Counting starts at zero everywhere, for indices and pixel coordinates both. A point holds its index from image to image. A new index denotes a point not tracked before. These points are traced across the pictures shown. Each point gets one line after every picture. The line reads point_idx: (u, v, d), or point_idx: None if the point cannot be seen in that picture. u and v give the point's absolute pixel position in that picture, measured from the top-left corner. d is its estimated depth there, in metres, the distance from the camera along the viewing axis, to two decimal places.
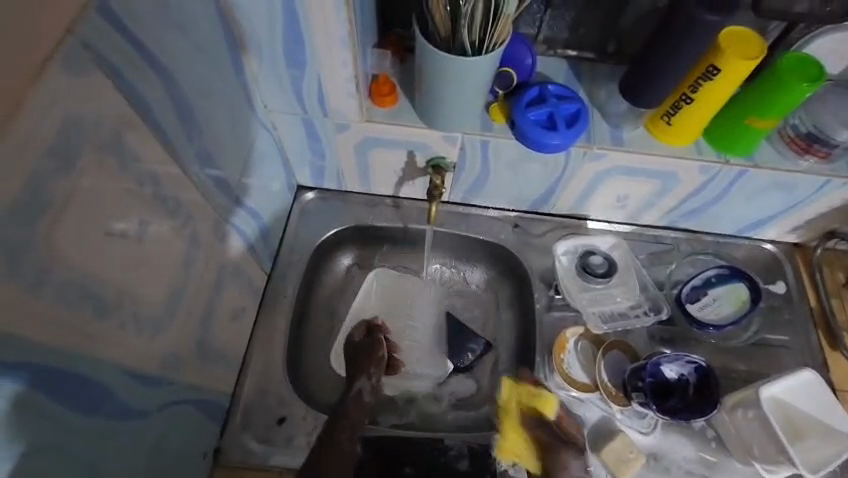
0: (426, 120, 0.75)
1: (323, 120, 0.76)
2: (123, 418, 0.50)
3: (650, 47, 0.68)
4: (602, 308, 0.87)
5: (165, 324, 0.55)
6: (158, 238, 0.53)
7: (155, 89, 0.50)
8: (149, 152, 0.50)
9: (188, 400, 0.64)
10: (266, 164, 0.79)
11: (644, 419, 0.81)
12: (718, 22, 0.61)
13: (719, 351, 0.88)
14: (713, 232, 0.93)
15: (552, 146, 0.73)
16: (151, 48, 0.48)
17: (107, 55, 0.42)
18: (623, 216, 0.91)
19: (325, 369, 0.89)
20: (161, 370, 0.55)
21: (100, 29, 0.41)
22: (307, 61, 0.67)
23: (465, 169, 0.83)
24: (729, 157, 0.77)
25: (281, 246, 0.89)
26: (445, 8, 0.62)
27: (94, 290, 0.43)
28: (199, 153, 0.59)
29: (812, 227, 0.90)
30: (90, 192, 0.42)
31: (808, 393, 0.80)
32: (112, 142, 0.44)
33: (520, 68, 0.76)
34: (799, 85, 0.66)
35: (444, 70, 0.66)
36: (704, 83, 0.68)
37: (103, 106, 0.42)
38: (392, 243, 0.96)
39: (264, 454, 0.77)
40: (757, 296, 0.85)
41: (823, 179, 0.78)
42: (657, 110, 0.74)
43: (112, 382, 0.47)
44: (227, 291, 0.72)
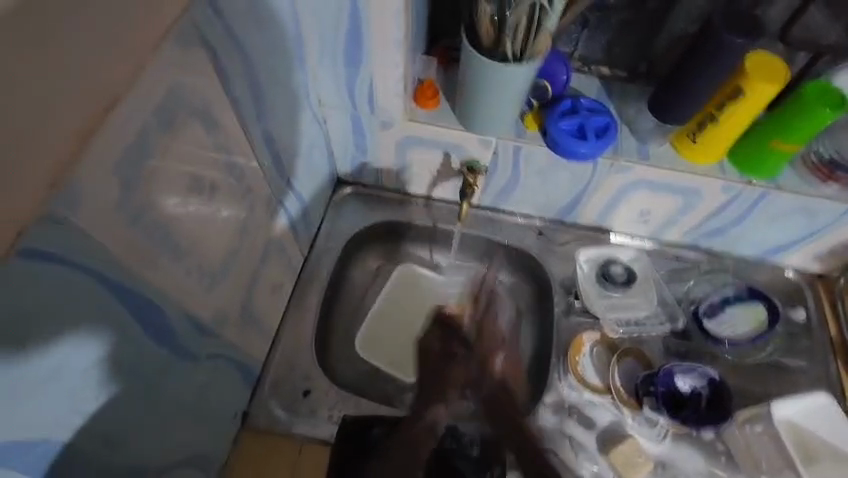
0: (464, 124, 0.82)
1: (370, 117, 0.84)
2: (177, 354, 0.56)
3: (679, 69, 0.73)
4: (621, 315, 0.90)
5: (219, 280, 0.62)
6: (223, 202, 0.60)
7: (238, 72, 0.58)
8: (226, 125, 0.58)
9: (228, 356, 0.70)
10: (314, 154, 0.87)
11: (655, 428, 0.82)
12: (744, 45, 0.66)
13: (735, 371, 0.89)
14: (734, 253, 0.96)
15: (581, 155, 0.79)
16: (241, 37, 0.57)
17: (208, 39, 0.51)
18: (645, 230, 0.94)
19: (348, 353, 0.94)
20: (210, 321, 0.61)
21: (206, 17, 0.50)
22: (362, 61, 0.74)
23: (495, 173, 0.89)
24: (751, 178, 0.80)
25: (319, 233, 0.96)
26: (492, 21, 0.68)
27: (168, 234, 0.51)
28: (264, 134, 0.67)
29: (836, 257, 0.91)
30: (179, 149, 0.50)
31: (827, 418, 0.80)
32: (200, 111, 0.52)
33: (555, 82, 0.82)
34: (820, 113, 0.70)
35: (484, 76, 0.72)
36: (729, 105, 0.72)
37: (198, 79, 0.51)
38: (421, 241, 1.01)
39: (287, 421, 0.82)
40: (775, 316, 0.88)
41: (844, 205, 0.80)
42: (683, 128, 0.79)
43: (174, 318, 0.54)
44: (270, 265, 0.79)
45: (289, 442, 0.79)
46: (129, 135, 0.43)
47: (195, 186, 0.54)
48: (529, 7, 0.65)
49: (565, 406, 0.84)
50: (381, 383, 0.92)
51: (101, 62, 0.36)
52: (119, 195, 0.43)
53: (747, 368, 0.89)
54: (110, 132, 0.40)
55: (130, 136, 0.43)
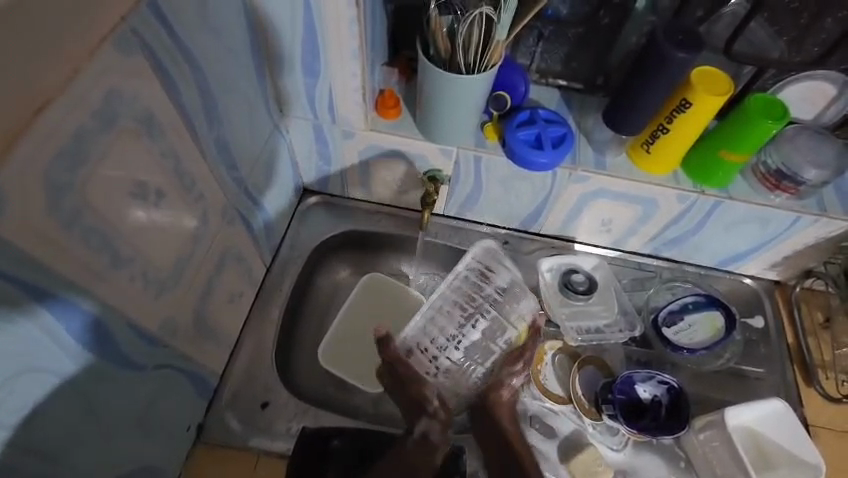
0: (425, 133, 0.82)
1: (332, 126, 0.84)
2: (119, 365, 0.55)
3: (631, 81, 0.75)
4: (583, 323, 0.90)
5: (168, 289, 0.61)
6: (171, 210, 0.59)
7: (186, 78, 0.57)
8: (174, 131, 0.57)
9: (179, 366, 0.68)
10: (277, 163, 0.86)
11: (614, 436, 0.83)
12: (687, 58, 0.68)
13: (695, 378, 0.90)
14: (692, 262, 0.97)
15: (540, 165, 0.80)
16: (188, 44, 0.56)
17: (152, 45, 0.51)
18: (606, 239, 0.96)
19: (311, 363, 0.93)
20: (156, 330, 0.60)
21: (149, 23, 0.50)
22: (321, 70, 0.75)
23: (458, 182, 0.89)
24: (704, 187, 0.82)
25: (284, 242, 0.95)
26: (444, 30, 0.69)
27: (108, 240, 0.50)
28: (217, 141, 0.67)
29: (790, 265, 0.94)
30: (120, 155, 0.49)
31: (778, 423, 0.81)
32: (144, 117, 0.52)
33: (514, 94, 0.83)
34: (764, 124, 0.73)
35: (440, 87, 0.73)
36: (679, 115, 0.74)
37: (141, 85, 0.50)
38: (389, 251, 1.01)
39: (243, 435, 0.79)
40: (734, 324, 0.88)
41: (794, 213, 0.82)
42: (637, 139, 0.81)
43: (115, 328, 0.53)
44: (228, 275, 0.78)
45: (244, 455, 0.78)
46: (60, 137, 0.42)
47: (139, 193, 0.53)
48: (480, 17, 0.66)
49: (527, 415, 0.84)
50: (344, 394, 0.91)
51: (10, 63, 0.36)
52: (50, 200, 0.42)
53: (707, 375, 0.90)
54: (39, 135, 0.40)
55: (62, 139, 0.42)
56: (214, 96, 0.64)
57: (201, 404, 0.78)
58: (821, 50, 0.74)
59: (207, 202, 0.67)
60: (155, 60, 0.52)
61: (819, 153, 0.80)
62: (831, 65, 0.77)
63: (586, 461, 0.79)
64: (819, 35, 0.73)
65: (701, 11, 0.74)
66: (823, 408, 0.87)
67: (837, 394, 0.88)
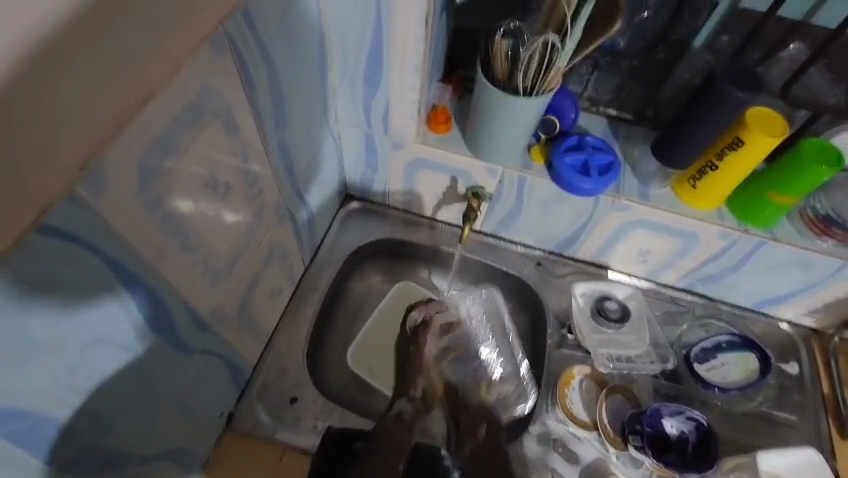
0: (473, 150, 0.85)
1: (383, 136, 0.87)
2: (173, 345, 0.58)
3: (686, 115, 0.76)
4: (612, 350, 0.91)
5: (222, 278, 0.64)
6: (234, 204, 0.63)
7: (262, 81, 0.61)
8: (246, 129, 0.60)
9: (221, 353, 0.71)
10: (326, 167, 0.90)
11: (638, 469, 0.82)
12: (745, 99, 0.69)
13: (724, 419, 0.88)
14: (727, 301, 0.97)
15: (584, 191, 0.81)
16: (269, 50, 0.60)
17: (239, 49, 0.54)
18: (641, 270, 0.96)
19: (339, 365, 0.95)
20: (207, 315, 0.63)
21: (241, 28, 0.54)
22: (381, 82, 0.78)
23: (499, 201, 0.91)
24: (748, 226, 0.82)
25: (323, 243, 0.98)
26: (506, 55, 0.72)
27: (179, 226, 0.53)
28: (280, 141, 0.70)
29: (830, 313, 0.92)
30: (200, 147, 0.53)
31: (814, 475, 0.79)
32: (224, 114, 0.55)
33: (563, 119, 0.85)
34: (818, 168, 0.72)
35: (495, 108, 0.75)
36: (730, 152, 0.73)
37: (225, 84, 0.54)
38: (422, 261, 1.03)
39: (271, 428, 0.81)
40: (768, 368, 0.87)
41: (839, 260, 0.81)
42: (683, 173, 0.82)
43: (175, 309, 0.56)
44: (272, 270, 0.81)
45: (269, 448, 0.79)
46: (155, 128, 0.45)
47: (210, 184, 0.56)
48: (542, 44, 0.69)
49: (550, 437, 0.84)
50: (367, 397, 0.92)
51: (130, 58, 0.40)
52: (140, 184, 0.45)
53: (736, 417, 0.88)
54: (141, 124, 0.43)
55: (157, 129, 0.45)
56: (282, 99, 0.67)
57: (233, 393, 0.80)
58: None
59: (265, 199, 0.70)
60: (240, 63, 0.55)
61: None
62: None
63: None
64: None
65: (759, 52, 0.76)
66: None
67: None
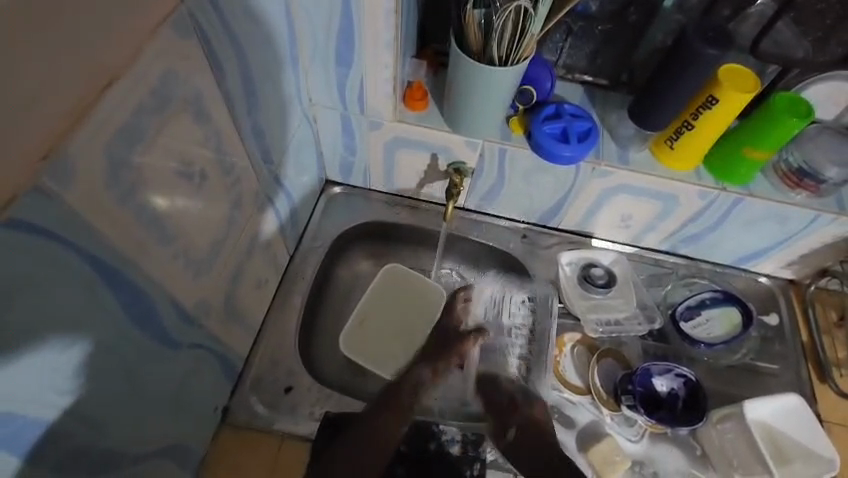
0: (452, 125, 0.84)
1: (359, 117, 0.85)
2: (159, 340, 0.57)
3: (659, 78, 0.76)
4: (600, 315, 0.92)
5: (205, 270, 0.63)
6: (212, 194, 0.61)
7: (230, 64, 0.59)
8: (217, 114, 0.58)
9: (210, 347, 0.70)
10: (303, 152, 0.88)
11: (631, 427, 0.84)
12: (716, 55, 0.70)
13: (711, 374, 0.91)
14: (708, 259, 0.99)
15: (565, 158, 0.81)
16: (235, 31, 0.58)
17: (203, 29, 0.52)
18: (624, 235, 0.97)
19: (332, 350, 0.95)
20: (193, 310, 0.62)
21: (202, 7, 0.51)
22: (353, 60, 0.76)
23: (481, 175, 0.91)
24: (726, 185, 0.83)
25: (306, 231, 0.97)
26: (479, 24, 0.70)
27: (156, 218, 0.51)
28: (253, 127, 0.68)
29: (805, 264, 0.95)
30: (170, 135, 0.51)
31: (795, 419, 0.82)
32: (193, 99, 0.53)
33: (540, 88, 0.84)
34: (789, 122, 0.74)
35: (472, 79, 0.74)
36: (705, 112, 0.75)
37: (192, 68, 0.52)
38: (408, 242, 1.03)
39: (268, 418, 0.80)
40: (750, 321, 0.89)
41: (814, 211, 0.83)
42: (660, 136, 0.82)
43: (159, 303, 0.54)
44: (255, 260, 0.79)
45: (268, 438, 0.79)
46: (120, 116, 0.43)
47: (184, 172, 0.54)
48: (515, 10, 0.67)
49: (547, 405, 0.86)
50: (362, 380, 0.92)
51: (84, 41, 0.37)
52: (110, 175, 0.44)
53: (723, 370, 0.91)
54: (103, 110, 0.41)
55: (122, 116, 0.43)
56: (253, 82, 0.65)
57: (227, 387, 0.79)
58: (845, 51, 0.76)
59: (243, 187, 0.69)
60: (204, 45, 0.53)
61: (842, 152, 0.81)
62: None
63: (603, 449, 0.80)
64: (844, 36, 0.74)
65: (729, 9, 0.75)
66: (836, 405, 0.89)
67: None
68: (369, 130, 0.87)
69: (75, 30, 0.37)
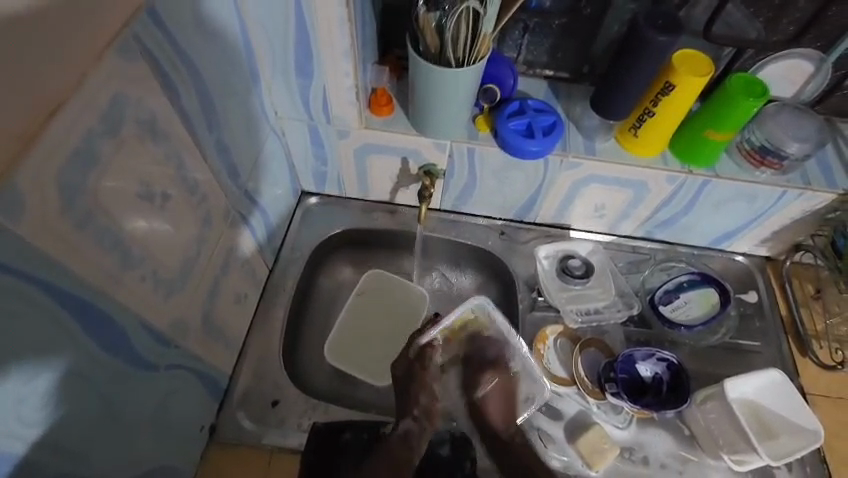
0: (419, 129, 0.84)
1: (326, 126, 0.86)
2: (133, 363, 0.56)
3: (616, 67, 0.77)
4: (581, 306, 0.93)
5: (177, 290, 0.63)
6: (177, 213, 0.61)
7: (185, 83, 0.59)
8: (175, 133, 0.58)
9: (190, 366, 0.69)
10: (274, 164, 0.88)
11: (619, 414, 0.85)
12: (668, 42, 0.71)
13: (694, 356, 0.92)
14: (684, 242, 1.00)
15: (532, 153, 0.82)
16: (187, 51, 0.58)
17: (152, 51, 0.52)
18: (600, 224, 0.98)
19: (319, 360, 0.95)
20: (167, 330, 0.62)
21: (150, 29, 0.52)
22: (314, 71, 0.76)
23: (453, 176, 0.91)
24: (692, 168, 0.85)
25: (285, 243, 0.97)
26: (433, 27, 0.70)
27: (118, 241, 0.51)
28: (216, 143, 0.68)
29: (778, 241, 0.96)
30: (126, 157, 0.51)
31: (779, 393, 0.83)
32: (147, 121, 0.53)
33: (502, 85, 0.85)
34: (745, 102, 0.75)
35: (434, 82, 0.75)
36: (664, 98, 0.77)
37: (143, 90, 0.52)
38: (388, 247, 1.03)
39: (256, 434, 0.80)
40: (727, 299, 0.90)
41: (779, 188, 0.84)
42: (623, 124, 0.84)
43: (128, 326, 0.54)
44: (232, 275, 0.79)
45: (257, 452, 0.79)
46: (70, 143, 0.43)
47: (144, 194, 0.54)
48: (466, 11, 0.68)
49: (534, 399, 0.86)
50: (351, 387, 0.92)
51: (20, 71, 0.38)
52: (63, 203, 0.44)
53: (705, 351, 0.92)
54: (50, 139, 0.41)
55: (71, 144, 0.43)
56: (211, 99, 0.65)
57: (212, 405, 0.79)
58: (795, 29, 0.77)
59: (211, 204, 0.69)
60: (155, 67, 0.53)
61: (801, 128, 0.82)
62: (806, 43, 0.80)
63: (593, 439, 0.81)
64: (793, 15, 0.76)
65: None
66: (818, 376, 0.90)
67: (832, 362, 0.91)
68: (338, 138, 0.88)
69: (9, 61, 0.37)
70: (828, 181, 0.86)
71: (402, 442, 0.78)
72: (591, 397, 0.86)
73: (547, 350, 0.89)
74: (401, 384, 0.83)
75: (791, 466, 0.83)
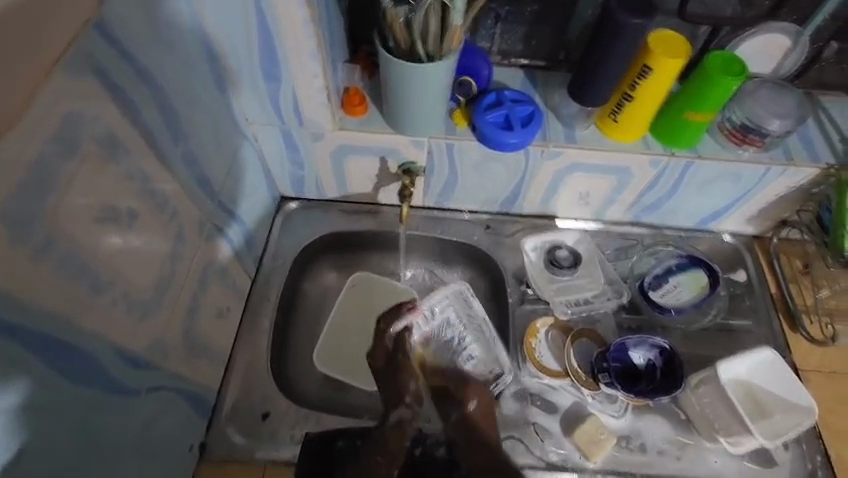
0: (394, 127, 0.82)
1: (300, 129, 0.83)
2: (109, 390, 0.54)
3: (590, 53, 0.75)
4: (570, 296, 0.92)
5: (152, 311, 0.61)
6: (144, 231, 0.58)
7: (142, 95, 0.56)
8: (135, 149, 0.56)
9: (173, 387, 0.67)
10: (249, 172, 0.85)
11: (613, 403, 0.85)
12: (643, 24, 0.69)
13: (686, 339, 0.91)
14: (671, 225, 0.99)
15: (512, 145, 0.80)
16: (141, 61, 0.55)
17: (102, 64, 0.49)
18: (586, 213, 0.97)
19: (309, 368, 0.93)
20: (144, 353, 0.59)
21: (99, 42, 0.49)
22: (281, 73, 0.74)
23: (433, 172, 0.89)
24: (674, 150, 0.83)
25: (266, 251, 0.94)
26: (401, 22, 0.68)
27: (82, 267, 0.49)
28: (183, 155, 0.65)
29: (764, 218, 0.95)
30: (82, 179, 0.48)
31: (771, 372, 0.82)
32: (105, 139, 0.51)
33: (477, 77, 0.83)
34: (725, 81, 0.74)
35: (407, 78, 0.73)
36: (642, 82, 0.75)
37: (96, 106, 0.49)
38: (373, 248, 1.01)
39: (248, 449, 0.78)
40: (716, 281, 0.90)
41: (763, 165, 0.83)
42: (602, 110, 0.82)
43: (100, 354, 0.52)
44: (211, 289, 0.77)
45: (250, 468, 0.77)
46: (18, 170, 0.41)
47: (107, 215, 0.52)
48: (434, 3, 0.66)
49: (528, 394, 0.85)
50: (343, 393, 0.91)
51: None
52: (16, 234, 0.41)
53: (697, 333, 0.92)
54: None
55: (20, 171, 0.41)
56: (174, 109, 0.63)
57: (201, 423, 0.77)
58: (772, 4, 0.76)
59: (183, 218, 0.67)
60: (108, 82, 0.51)
61: (781, 104, 0.81)
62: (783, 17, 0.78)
63: (588, 430, 0.80)
64: None
65: None
66: (810, 352, 0.90)
67: (822, 337, 0.91)
68: (313, 140, 0.85)
69: None
70: (810, 155, 0.85)
71: (396, 432, 0.72)
72: (584, 388, 0.85)
73: (537, 343, 0.88)
74: (384, 378, 0.80)
75: (787, 443, 0.83)
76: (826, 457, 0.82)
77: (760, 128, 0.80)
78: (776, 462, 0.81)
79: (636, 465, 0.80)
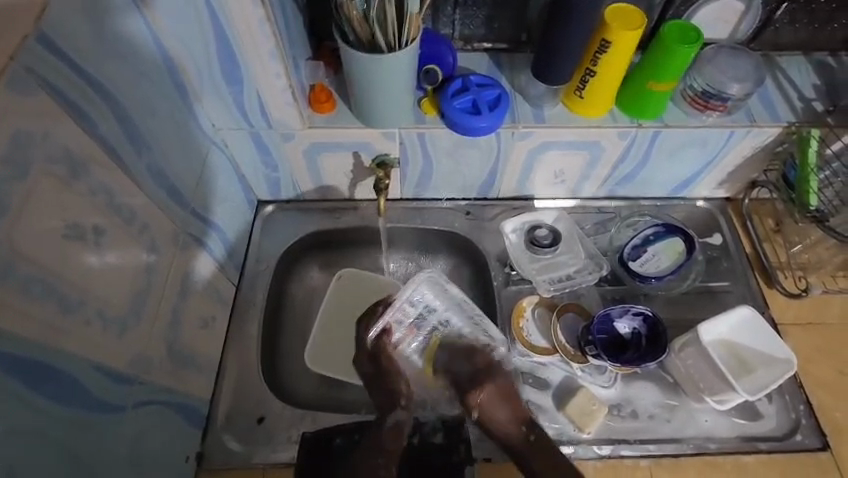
0: (364, 121, 0.82)
1: (269, 131, 0.83)
2: (91, 409, 0.54)
3: (548, 32, 0.76)
4: (553, 274, 0.93)
5: (130, 325, 0.60)
6: (114, 246, 0.58)
7: (97, 108, 0.55)
8: (96, 164, 0.55)
9: (161, 400, 0.67)
10: (222, 179, 0.85)
11: (603, 374, 0.87)
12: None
13: (669, 305, 0.94)
14: (646, 196, 1.01)
15: (482, 129, 0.81)
16: (93, 74, 0.54)
17: (51, 80, 0.49)
18: (562, 190, 0.98)
19: (301, 370, 0.93)
20: (125, 368, 0.59)
21: (44, 58, 0.48)
22: (243, 76, 0.73)
23: (408, 163, 0.90)
24: (640, 121, 0.85)
25: (248, 256, 0.94)
26: (359, 15, 0.68)
27: (50, 286, 0.48)
28: (149, 166, 0.65)
29: (734, 180, 0.98)
30: (42, 198, 0.48)
31: (751, 329, 0.85)
32: (62, 156, 0.50)
33: (442, 65, 0.83)
34: (682, 49, 0.75)
35: (370, 70, 0.73)
36: (601, 56, 0.77)
37: (48, 123, 0.48)
38: (356, 244, 1.01)
39: (245, 454, 0.79)
40: (692, 246, 0.92)
41: (728, 129, 0.85)
42: (568, 87, 0.83)
43: (78, 373, 0.52)
44: (193, 299, 0.76)
45: (249, 472, 0.77)
46: None
47: (72, 232, 0.51)
48: None
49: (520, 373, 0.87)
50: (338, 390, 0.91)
51: None
52: None
53: (679, 298, 0.94)
54: None
55: None
56: (133, 122, 0.62)
57: (195, 433, 0.77)
58: None
59: (155, 231, 0.66)
60: (59, 98, 0.50)
61: (739, 68, 0.83)
62: None
63: (581, 402, 0.82)
64: None
65: None
66: (787, 306, 0.92)
67: (797, 290, 0.94)
68: (284, 142, 0.85)
69: None
70: (771, 115, 0.87)
71: (392, 431, 0.75)
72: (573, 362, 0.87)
73: (526, 322, 0.90)
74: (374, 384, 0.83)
75: (770, 396, 0.86)
76: (809, 405, 0.85)
77: (721, 93, 0.81)
78: (762, 414, 0.84)
79: (629, 431, 0.82)
